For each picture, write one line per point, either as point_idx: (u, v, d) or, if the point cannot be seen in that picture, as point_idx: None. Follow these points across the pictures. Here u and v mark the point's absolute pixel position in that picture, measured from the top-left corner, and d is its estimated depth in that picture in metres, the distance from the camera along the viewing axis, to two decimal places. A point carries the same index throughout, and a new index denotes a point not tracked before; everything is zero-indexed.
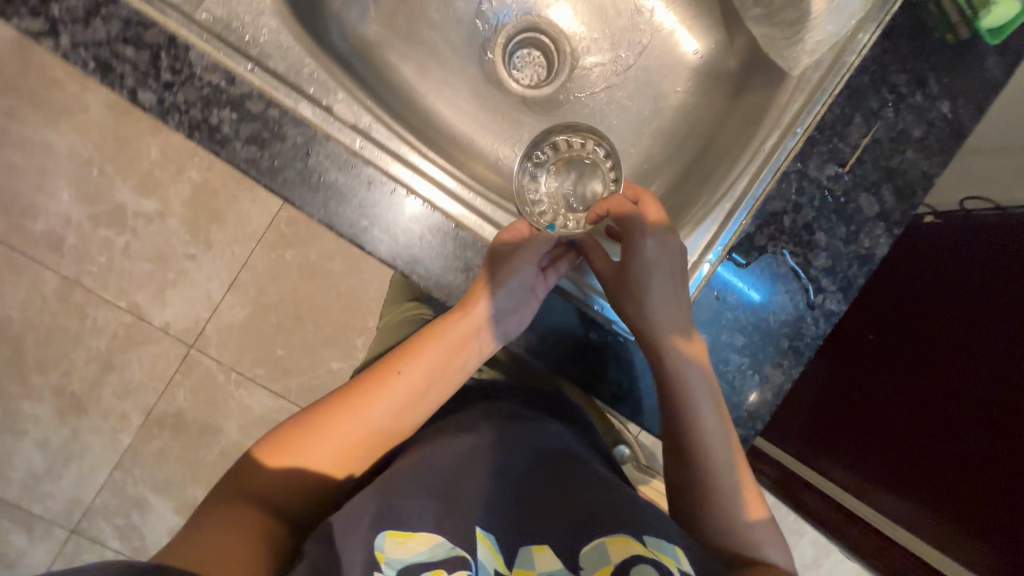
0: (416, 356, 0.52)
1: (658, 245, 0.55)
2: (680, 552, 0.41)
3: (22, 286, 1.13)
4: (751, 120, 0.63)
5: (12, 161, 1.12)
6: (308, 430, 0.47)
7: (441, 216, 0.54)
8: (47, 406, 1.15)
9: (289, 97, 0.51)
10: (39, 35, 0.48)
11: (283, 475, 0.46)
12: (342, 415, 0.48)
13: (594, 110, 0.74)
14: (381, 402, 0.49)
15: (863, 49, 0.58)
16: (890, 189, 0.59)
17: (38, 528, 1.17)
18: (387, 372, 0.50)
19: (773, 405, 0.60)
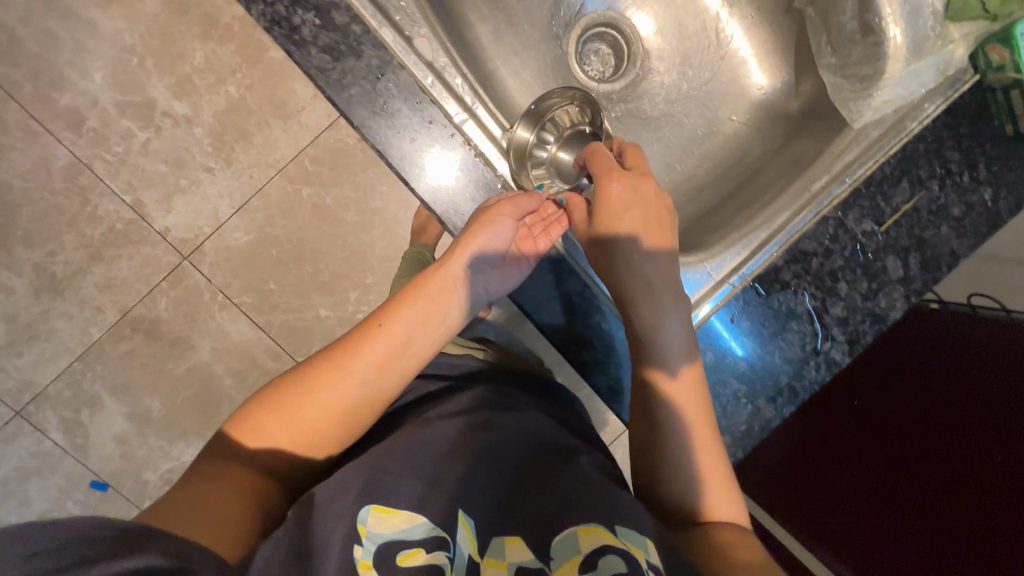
0: (399, 310, 0.52)
1: (627, 186, 0.56)
2: (649, 543, 0.42)
3: (30, 156, 1.10)
4: (801, 161, 0.65)
5: (53, 30, 1.09)
6: (288, 391, 0.48)
7: (486, 167, 0.55)
8: (24, 281, 1.12)
9: (374, 18, 0.51)
10: None
11: (270, 432, 0.47)
12: (323, 369, 0.49)
13: (650, 115, 0.75)
14: (356, 361, 0.49)
15: (926, 119, 0.60)
16: (917, 258, 0.60)
17: None
18: (366, 331, 0.51)
19: (758, 438, 0.61)
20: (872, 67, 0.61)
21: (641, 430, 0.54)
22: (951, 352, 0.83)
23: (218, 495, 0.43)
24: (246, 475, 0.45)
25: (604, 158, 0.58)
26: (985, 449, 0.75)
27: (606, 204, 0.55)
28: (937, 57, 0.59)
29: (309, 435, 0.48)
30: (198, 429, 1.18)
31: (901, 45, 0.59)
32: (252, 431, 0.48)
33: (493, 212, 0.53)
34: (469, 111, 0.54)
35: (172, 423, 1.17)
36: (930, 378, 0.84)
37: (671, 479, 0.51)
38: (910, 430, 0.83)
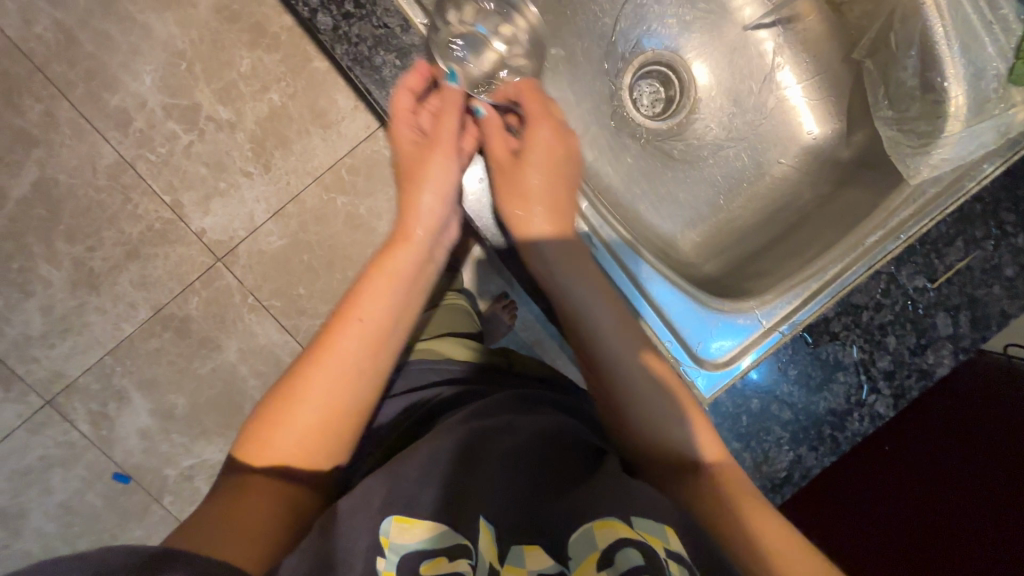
0: (375, 294, 0.48)
1: (555, 133, 0.57)
2: (668, 532, 0.38)
3: (76, 152, 1.02)
4: (849, 213, 0.66)
5: (107, 33, 1.01)
6: (276, 403, 0.45)
7: None
8: (62, 272, 1.03)
9: None
10: None
11: (279, 447, 0.44)
12: (306, 373, 0.45)
13: (700, 153, 0.76)
14: (338, 352, 0.45)
15: (983, 179, 0.60)
16: (968, 317, 0.61)
17: (14, 391, 1.03)
18: (344, 323, 0.47)
19: (797, 485, 0.62)
20: (930, 124, 0.62)
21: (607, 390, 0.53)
22: (981, 411, 0.81)
23: (247, 511, 0.40)
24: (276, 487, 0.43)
25: (537, 102, 0.58)
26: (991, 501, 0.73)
27: (539, 145, 0.56)
28: (998, 119, 0.59)
29: (312, 439, 0.44)
30: (219, 429, 1.08)
31: (962, 105, 0.60)
32: (252, 451, 0.44)
33: (447, 169, 0.53)
34: None
35: (194, 420, 1.07)
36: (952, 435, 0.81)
37: (670, 442, 0.51)
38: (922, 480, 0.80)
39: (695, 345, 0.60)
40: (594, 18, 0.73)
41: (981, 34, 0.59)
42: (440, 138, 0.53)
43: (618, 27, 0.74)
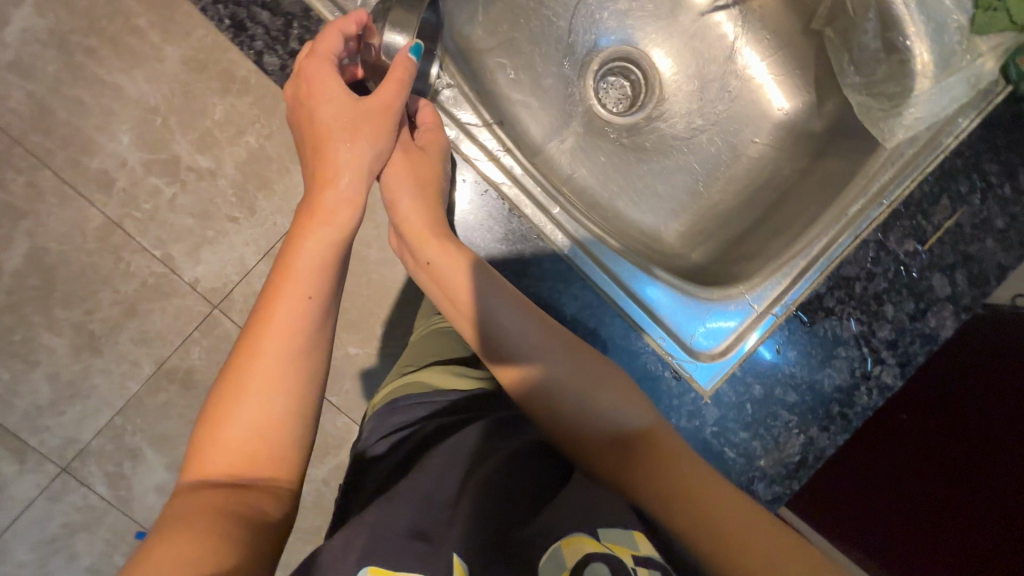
0: (306, 270, 0.44)
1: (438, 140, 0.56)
2: (637, 538, 0.38)
3: (63, 219, 0.95)
4: (830, 184, 0.64)
5: (80, 98, 0.90)
6: (208, 418, 0.40)
7: (498, 198, 0.58)
8: (64, 340, 0.97)
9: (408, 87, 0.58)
10: None
11: (230, 450, 0.39)
12: (245, 366, 0.41)
13: (673, 142, 0.75)
14: (270, 348, 0.41)
15: (959, 134, 0.59)
16: (964, 274, 0.59)
17: (30, 460, 0.99)
18: (279, 305, 0.43)
19: (813, 467, 0.60)
20: (898, 85, 0.60)
21: (516, 376, 0.49)
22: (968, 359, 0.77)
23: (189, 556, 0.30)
24: (229, 524, 0.34)
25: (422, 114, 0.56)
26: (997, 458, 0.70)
27: (428, 153, 0.54)
28: (966, 73, 0.58)
29: (255, 451, 0.39)
30: None
31: (927, 62, 0.58)
32: (202, 460, 0.38)
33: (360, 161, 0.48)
34: (496, 160, 0.58)
35: None
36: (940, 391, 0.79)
37: (605, 428, 0.46)
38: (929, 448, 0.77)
39: (689, 337, 0.59)
40: (549, 23, 0.72)
41: None
42: (368, 118, 0.49)
43: (576, 31, 0.73)
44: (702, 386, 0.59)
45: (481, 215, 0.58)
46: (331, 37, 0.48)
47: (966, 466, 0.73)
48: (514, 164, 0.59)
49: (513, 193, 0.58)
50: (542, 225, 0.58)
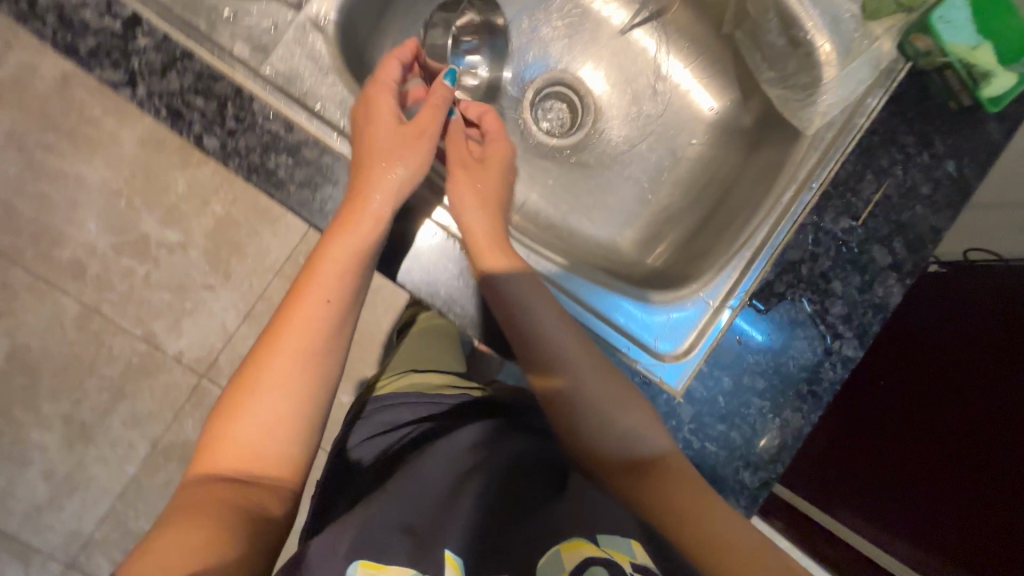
0: (325, 272, 0.47)
1: (503, 144, 0.61)
2: (635, 546, 0.41)
3: (42, 313, 0.97)
4: (765, 174, 0.67)
5: (44, 193, 0.97)
6: (224, 410, 0.42)
7: (450, 239, 0.56)
8: (55, 434, 0.97)
9: (323, 131, 0.53)
10: (118, 85, 0.50)
11: (244, 441, 0.41)
12: (269, 366, 0.43)
13: (616, 156, 0.78)
14: (289, 345, 0.44)
15: (871, 113, 0.62)
16: (901, 242, 0.62)
17: (34, 563, 0.96)
18: (298, 307, 0.45)
19: (794, 448, 0.62)
20: (808, 75, 0.64)
21: (546, 377, 0.52)
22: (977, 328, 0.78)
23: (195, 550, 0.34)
24: (230, 519, 0.36)
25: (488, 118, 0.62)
26: (988, 429, 0.73)
27: (496, 158, 0.59)
28: (867, 56, 0.61)
29: (269, 449, 0.41)
30: None
31: (830, 52, 0.62)
32: (215, 448, 0.41)
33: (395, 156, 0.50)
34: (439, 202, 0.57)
35: None
36: (947, 359, 0.80)
37: (621, 450, 0.50)
38: (928, 417, 0.79)
39: (653, 342, 0.61)
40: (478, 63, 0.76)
41: None
42: (416, 140, 0.52)
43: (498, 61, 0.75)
44: (674, 387, 0.60)
45: (435, 255, 0.55)
46: (390, 66, 0.55)
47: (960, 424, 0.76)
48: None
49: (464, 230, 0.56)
50: None
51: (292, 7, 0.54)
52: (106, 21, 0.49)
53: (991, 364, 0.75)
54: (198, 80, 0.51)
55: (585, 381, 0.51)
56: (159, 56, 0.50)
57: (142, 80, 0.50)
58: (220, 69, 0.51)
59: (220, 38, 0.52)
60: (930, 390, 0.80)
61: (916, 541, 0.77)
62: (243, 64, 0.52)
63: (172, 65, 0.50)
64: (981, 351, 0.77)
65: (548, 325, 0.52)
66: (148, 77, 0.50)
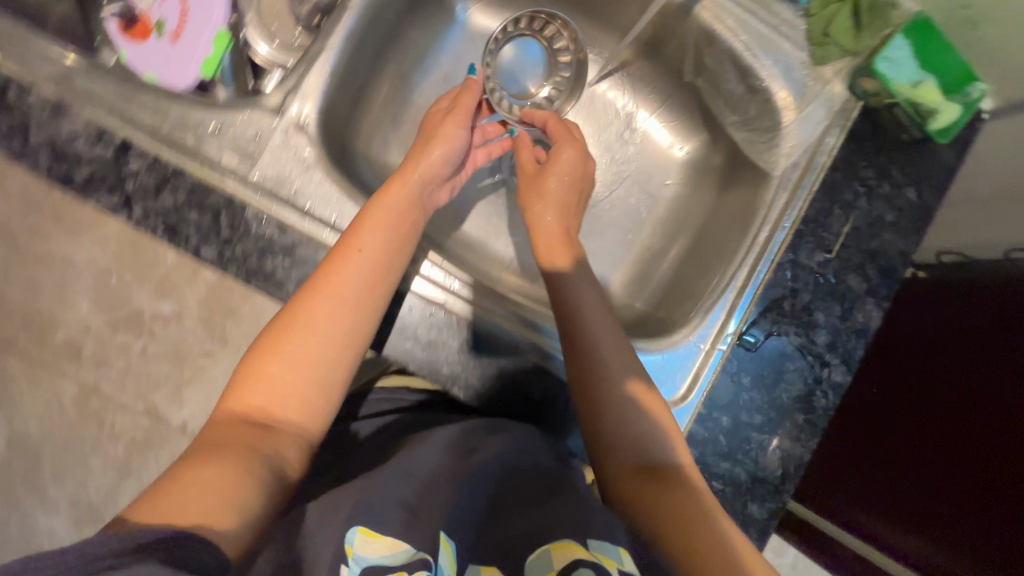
0: (365, 230, 0.51)
1: (578, 152, 0.65)
2: (626, 553, 0.35)
3: (37, 399, 0.96)
4: (739, 213, 0.70)
5: None
6: (265, 344, 0.45)
7: (444, 312, 0.60)
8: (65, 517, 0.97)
9: (314, 226, 0.55)
10: (115, 209, 0.52)
11: (283, 372, 0.44)
12: (314, 305, 0.47)
13: (597, 204, 0.80)
14: (330, 290, 0.48)
15: (831, 150, 0.65)
16: (874, 269, 0.66)
17: None
18: (337, 259, 0.49)
19: (797, 476, 0.64)
20: (769, 119, 0.67)
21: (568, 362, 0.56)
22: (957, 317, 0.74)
23: (215, 495, 0.35)
24: (251, 471, 0.38)
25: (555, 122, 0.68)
26: None
27: (557, 159, 0.65)
28: (821, 99, 0.65)
29: (305, 388, 0.44)
30: None
31: (787, 97, 0.65)
32: (253, 378, 0.44)
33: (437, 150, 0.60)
34: (431, 277, 0.60)
35: None
36: (931, 352, 0.77)
37: (638, 452, 0.50)
38: (923, 412, 0.77)
39: None
40: None
41: (774, 37, 0.65)
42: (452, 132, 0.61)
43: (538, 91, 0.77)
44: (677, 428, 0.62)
45: (432, 329, 0.59)
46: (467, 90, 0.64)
47: None
48: (453, 279, 0.61)
49: (458, 304, 0.60)
50: (489, 328, 0.60)
51: (274, 113, 0.56)
52: (98, 150, 0.52)
53: None
54: (191, 195, 0.53)
55: (612, 363, 0.54)
56: (152, 177, 0.52)
57: (138, 202, 0.52)
58: (211, 182, 0.54)
59: (208, 152, 0.54)
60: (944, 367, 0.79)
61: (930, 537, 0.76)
62: (232, 174, 0.54)
63: (164, 184, 0.53)
64: None
65: (594, 304, 0.58)
66: (143, 197, 0.52)
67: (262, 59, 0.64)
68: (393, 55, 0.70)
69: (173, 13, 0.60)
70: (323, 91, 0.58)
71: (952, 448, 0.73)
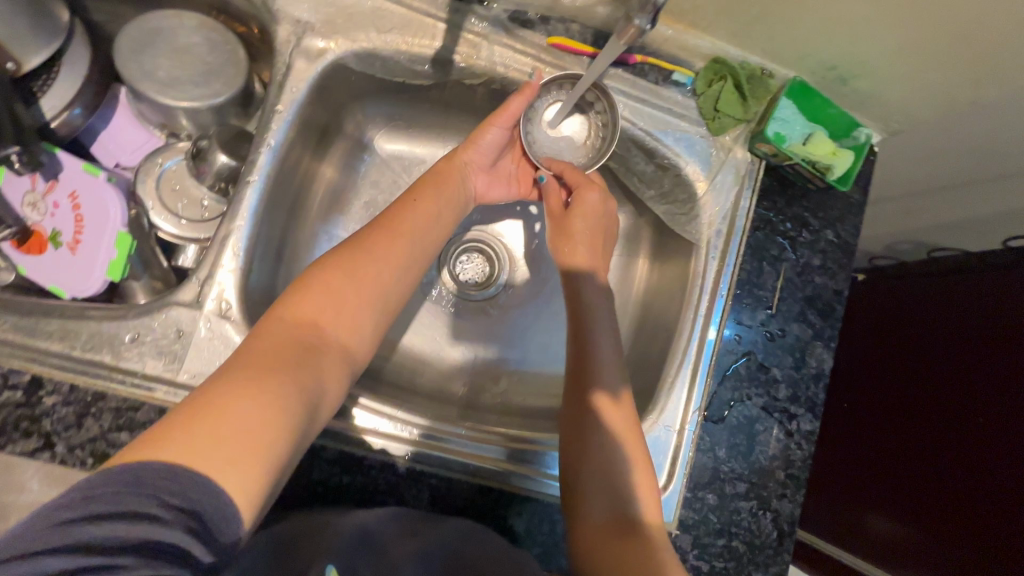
0: (423, 184, 0.58)
1: (600, 195, 0.63)
2: None
3: None
4: (677, 283, 0.71)
5: None
6: (326, 267, 0.48)
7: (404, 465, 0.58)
8: None
9: None
10: (37, 450, 0.50)
11: (340, 302, 0.47)
12: (380, 244, 0.51)
13: (543, 296, 0.81)
14: (391, 235, 0.52)
15: (747, 213, 0.68)
16: (814, 313, 0.68)
17: None
18: (403, 207, 0.55)
19: (792, 533, 0.64)
20: (685, 191, 0.69)
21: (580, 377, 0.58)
22: (998, 339, 0.72)
23: (248, 435, 0.36)
24: (295, 402, 0.40)
25: (571, 172, 0.65)
26: (976, 382, 0.73)
27: (580, 205, 0.63)
28: (727, 167, 0.68)
29: (354, 323, 0.47)
30: None
31: (696, 170, 0.68)
32: (309, 296, 0.46)
33: (473, 142, 0.61)
34: (381, 433, 0.59)
35: None
36: (946, 363, 0.77)
37: (607, 486, 0.53)
38: (919, 416, 0.78)
39: None
40: None
41: (669, 119, 0.67)
42: (483, 131, 0.61)
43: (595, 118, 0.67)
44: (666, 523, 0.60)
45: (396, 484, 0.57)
46: (518, 102, 0.60)
47: (954, 388, 0.75)
48: (407, 428, 0.60)
49: (420, 453, 0.59)
50: (457, 467, 0.59)
51: (191, 306, 0.54)
52: (6, 395, 0.50)
53: (961, 325, 0.77)
54: (117, 416, 0.51)
55: (603, 384, 0.57)
56: (71, 409, 0.51)
57: (60, 438, 0.50)
58: (137, 396, 0.51)
59: (129, 363, 0.52)
60: (910, 361, 0.82)
61: (888, 513, 0.80)
62: (160, 380, 0.52)
63: (86, 412, 0.51)
64: (952, 311, 0.79)
65: (602, 311, 0.62)
66: (64, 432, 0.50)
67: (169, 236, 0.62)
68: (309, 199, 0.69)
69: (66, 222, 0.59)
70: (241, 270, 0.56)
71: (934, 452, 0.75)
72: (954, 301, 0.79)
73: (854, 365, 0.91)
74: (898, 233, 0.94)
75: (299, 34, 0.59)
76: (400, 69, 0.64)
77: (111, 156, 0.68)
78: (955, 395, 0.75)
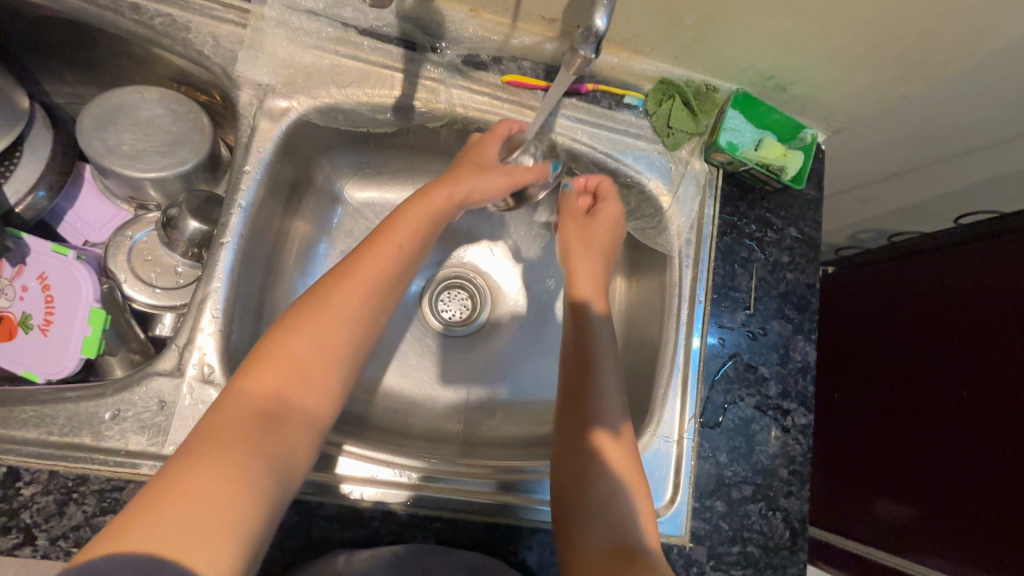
0: (400, 219, 0.57)
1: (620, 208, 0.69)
2: None
3: None
4: (656, 295, 0.73)
5: None
6: (292, 322, 0.48)
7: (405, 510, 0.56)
8: None
9: None
10: (16, 548, 0.47)
11: (308, 353, 0.47)
12: (345, 286, 0.50)
13: (526, 322, 0.81)
14: (359, 274, 0.51)
15: (713, 220, 0.70)
16: (791, 307, 0.70)
17: None
18: (379, 245, 0.54)
19: (804, 531, 0.64)
20: (651, 206, 0.72)
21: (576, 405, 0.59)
22: (971, 317, 0.74)
23: (213, 512, 0.36)
24: (258, 469, 0.40)
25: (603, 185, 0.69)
26: (961, 362, 0.74)
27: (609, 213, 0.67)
28: (688, 179, 0.71)
29: (321, 369, 0.47)
30: None
31: (659, 184, 0.70)
32: (273, 357, 0.46)
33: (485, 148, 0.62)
34: (379, 479, 0.57)
35: None
36: (926, 345, 0.79)
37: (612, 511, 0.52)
38: (912, 400, 0.79)
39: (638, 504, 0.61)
40: None
41: (628, 140, 0.70)
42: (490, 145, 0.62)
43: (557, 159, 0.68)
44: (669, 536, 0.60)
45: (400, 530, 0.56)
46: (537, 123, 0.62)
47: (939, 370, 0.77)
48: (405, 470, 0.58)
49: (421, 496, 0.57)
50: (460, 505, 0.58)
51: (171, 375, 0.53)
52: None
53: (934, 307, 0.79)
54: (101, 498, 0.49)
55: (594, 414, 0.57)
56: (53, 498, 0.49)
57: (42, 531, 0.48)
58: (122, 475, 0.50)
59: (110, 442, 0.50)
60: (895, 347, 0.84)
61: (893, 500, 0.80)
62: (144, 455, 0.50)
63: (68, 499, 0.49)
64: (924, 292, 0.81)
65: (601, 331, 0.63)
66: (46, 524, 0.48)
67: (145, 306, 0.63)
68: (285, 254, 0.69)
69: (35, 305, 0.58)
70: (221, 332, 0.55)
71: (930, 435, 0.76)
72: (923, 282, 0.81)
73: (842, 357, 0.93)
74: (858, 223, 0.98)
75: (261, 97, 0.61)
76: (363, 119, 0.65)
77: (78, 236, 0.67)
78: (939, 377, 0.76)
